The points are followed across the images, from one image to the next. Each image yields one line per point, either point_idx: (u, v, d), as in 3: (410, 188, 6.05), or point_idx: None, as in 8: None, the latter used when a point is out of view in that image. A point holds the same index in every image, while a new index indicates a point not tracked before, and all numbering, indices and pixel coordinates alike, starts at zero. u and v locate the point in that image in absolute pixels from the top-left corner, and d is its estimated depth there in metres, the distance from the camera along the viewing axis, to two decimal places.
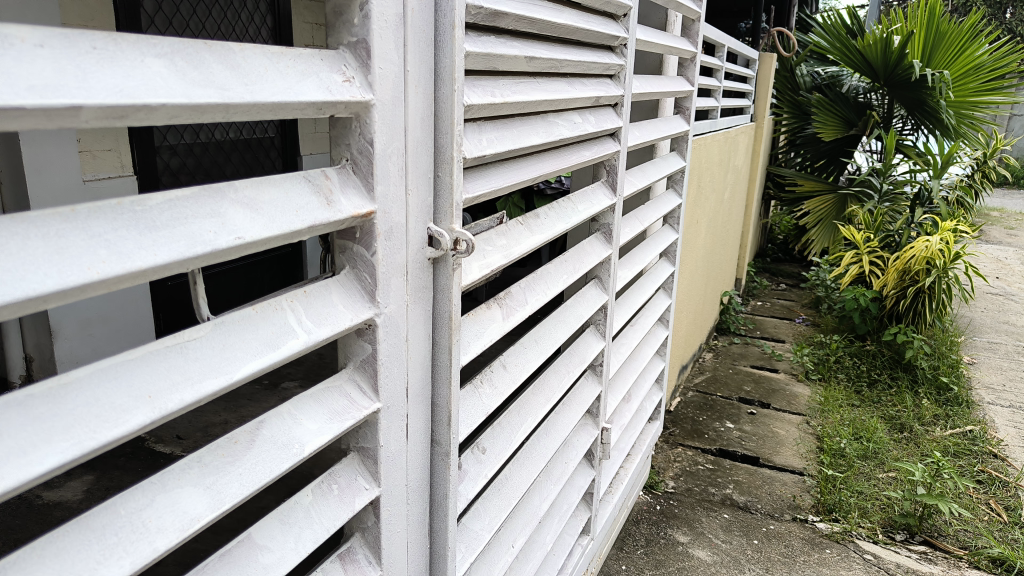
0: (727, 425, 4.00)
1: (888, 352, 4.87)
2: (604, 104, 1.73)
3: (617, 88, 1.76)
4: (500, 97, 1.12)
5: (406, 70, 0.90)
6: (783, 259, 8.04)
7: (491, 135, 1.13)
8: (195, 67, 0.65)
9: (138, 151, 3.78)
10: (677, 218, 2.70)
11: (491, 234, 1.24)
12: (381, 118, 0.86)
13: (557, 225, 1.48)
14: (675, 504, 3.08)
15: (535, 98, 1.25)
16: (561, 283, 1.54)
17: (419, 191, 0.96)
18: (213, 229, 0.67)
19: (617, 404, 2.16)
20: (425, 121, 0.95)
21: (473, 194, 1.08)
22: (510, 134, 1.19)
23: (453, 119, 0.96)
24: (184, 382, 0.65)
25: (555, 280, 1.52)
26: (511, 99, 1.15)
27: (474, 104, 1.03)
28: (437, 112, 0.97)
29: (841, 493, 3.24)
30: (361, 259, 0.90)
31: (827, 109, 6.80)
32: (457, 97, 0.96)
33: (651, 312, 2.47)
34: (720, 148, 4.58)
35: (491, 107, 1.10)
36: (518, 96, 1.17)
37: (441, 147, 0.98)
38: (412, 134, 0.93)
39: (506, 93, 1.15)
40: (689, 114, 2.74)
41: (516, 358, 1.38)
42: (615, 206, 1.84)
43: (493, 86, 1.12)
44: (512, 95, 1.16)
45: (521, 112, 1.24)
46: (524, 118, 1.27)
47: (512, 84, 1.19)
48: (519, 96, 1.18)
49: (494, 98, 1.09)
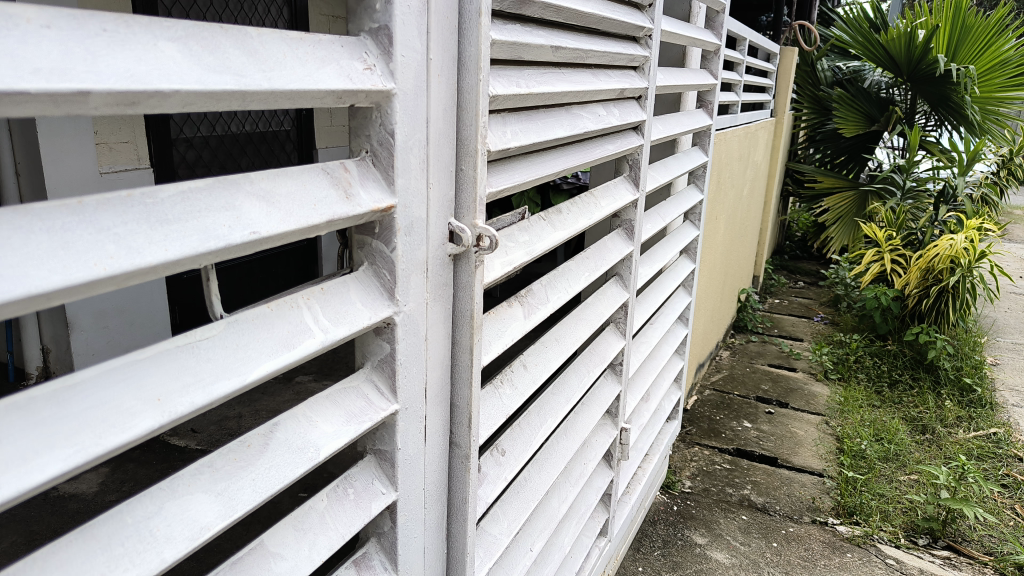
0: (745, 424, 3.94)
1: (910, 353, 4.79)
2: (627, 97, 1.68)
3: (642, 81, 1.71)
4: (526, 87, 1.08)
5: (429, 59, 0.86)
6: (802, 256, 7.95)
7: (516, 127, 1.09)
8: (210, 53, 0.61)
9: (154, 143, 3.76)
10: (698, 214, 2.65)
11: (513, 230, 1.21)
12: (403, 110, 0.83)
13: (579, 221, 1.44)
14: (692, 505, 3.04)
15: (561, 89, 1.21)
16: (582, 281, 1.51)
17: (440, 186, 0.92)
18: (227, 222, 0.64)
19: (636, 404, 2.12)
20: (448, 112, 0.92)
21: (496, 188, 1.05)
22: (534, 126, 1.15)
23: (477, 112, 0.93)
24: (195, 385, 0.62)
25: (577, 278, 1.49)
26: (538, 90, 1.11)
27: (499, 95, 0.99)
28: (461, 103, 0.94)
29: (863, 496, 3.20)
30: (380, 255, 0.86)
31: (848, 104, 6.70)
32: (482, 88, 0.92)
33: (671, 311, 2.43)
34: (740, 143, 4.51)
35: (517, 98, 1.06)
36: (543, 87, 1.13)
37: (464, 139, 0.94)
38: (434, 125, 0.89)
39: (533, 84, 1.11)
40: (712, 108, 2.68)
41: (536, 356, 1.35)
42: (638, 202, 1.79)
43: (519, 77, 1.08)
44: (538, 86, 1.12)
45: (547, 103, 1.20)
46: (549, 110, 1.23)
47: (538, 75, 1.15)
48: (545, 87, 1.14)
49: (519, 88, 1.05)
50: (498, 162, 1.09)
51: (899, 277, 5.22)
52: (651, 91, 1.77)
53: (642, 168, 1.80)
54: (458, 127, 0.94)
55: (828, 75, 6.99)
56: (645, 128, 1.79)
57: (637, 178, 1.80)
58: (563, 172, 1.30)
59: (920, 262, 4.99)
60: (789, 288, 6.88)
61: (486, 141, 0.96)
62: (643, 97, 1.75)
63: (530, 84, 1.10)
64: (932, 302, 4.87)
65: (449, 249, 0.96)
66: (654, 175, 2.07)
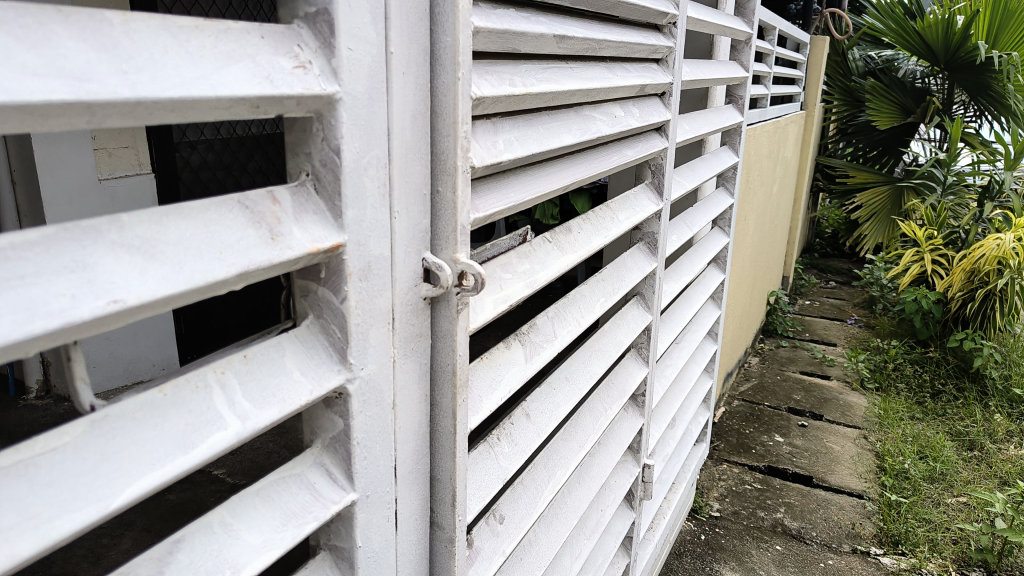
0: (777, 439, 3.70)
1: (954, 361, 4.52)
2: (649, 94, 1.48)
3: (666, 75, 1.50)
4: (524, 85, 0.88)
5: (391, 52, 0.67)
6: (832, 254, 7.64)
7: (513, 134, 0.90)
8: (35, 47, 0.41)
9: (155, 144, 3.49)
10: (728, 220, 2.43)
11: (512, 258, 1.01)
12: (353, 121, 0.63)
13: (593, 240, 1.24)
14: (721, 533, 2.82)
15: (570, 86, 1.02)
16: (601, 307, 1.31)
17: (410, 214, 0.73)
18: (72, 290, 0.44)
19: (660, 434, 1.92)
20: (419, 120, 0.72)
21: (486, 212, 0.85)
22: (536, 132, 0.96)
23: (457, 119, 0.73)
24: (24, 526, 0.43)
25: (593, 304, 1.29)
26: (540, 89, 0.91)
27: (486, 97, 0.79)
28: (437, 108, 0.74)
29: (907, 523, 2.98)
30: (328, 306, 0.67)
31: (882, 95, 6.40)
32: (461, 89, 0.73)
33: (699, 327, 2.22)
34: (771, 139, 4.26)
35: (514, 100, 0.86)
36: (545, 86, 0.93)
37: (441, 153, 0.75)
38: (398, 138, 0.69)
39: (533, 81, 0.91)
40: (743, 104, 2.46)
41: (541, 401, 1.16)
42: (662, 213, 1.59)
43: (516, 72, 0.89)
44: (540, 83, 0.92)
45: (551, 104, 1.00)
46: (555, 111, 1.04)
47: (541, 72, 0.95)
48: (549, 85, 0.95)
49: (513, 87, 0.85)
50: (491, 178, 0.89)
51: (940, 279, 4.95)
52: (676, 88, 1.56)
53: (666, 174, 1.59)
54: (434, 139, 0.75)
55: (859, 65, 6.72)
56: (672, 129, 1.58)
57: (661, 187, 1.60)
58: (574, 182, 1.11)
59: (964, 264, 4.72)
60: (819, 288, 6.60)
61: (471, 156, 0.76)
62: (667, 95, 1.54)
63: (531, 82, 0.91)
64: (977, 307, 4.60)
65: (424, 290, 0.77)
66: (679, 181, 1.86)
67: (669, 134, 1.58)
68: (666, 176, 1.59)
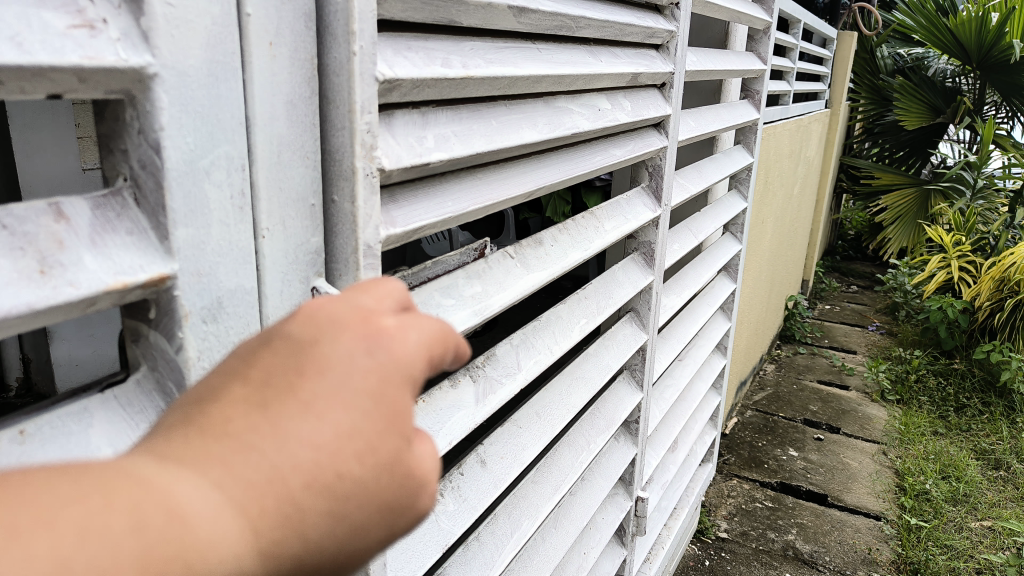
0: (791, 453, 3.48)
1: (980, 373, 4.26)
2: (646, 85, 1.29)
3: (665, 64, 1.31)
4: (464, 68, 0.71)
5: (246, 16, 0.51)
6: (856, 258, 7.37)
7: (451, 127, 0.73)
8: None
9: None
10: (740, 225, 2.23)
11: (459, 279, 0.83)
12: (188, 109, 0.48)
13: (570, 254, 1.05)
14: (727, 558, 2.63)
15: (535, 72, 0.84)
16: (581, 332, 1.13)
17: (288, 231, 0.58)
18: None
19: (658, 462, 1.73)
20: (300, 110, 0.57)
21: (411, 224, 0.67)
22: (487, 126, 0.79)
23: (353, 110, 0.58)
24: None
25: (572, 328, 1.10)
26: (488, 74, 0.74)
27: (405, 80, 0.62)
28: (330, 95, 0.59)
29: (927, 550, 2.74)
30: (162, 355, 0.51)
31: (911, 94, 6.12)
32: (356, 64, 0.57)
33: (706, 342, 2.03)
34: (792, 137, 4.04)
35: (450, 86, 0.69)
36: (495, 70, 0.76)
37: (337, 152, 0.60)
38: (262, 130, 0.54)
39: (480, 63, 0.74)
40: (760, 99, 2.26)
41: (502, 443, 0.98)
42: (660, 219, 1.40)
43: (454, 51, 0.71)
44: (490, 66, 0.75)
45: (509, 93, 0.83)
46: (517, 103, 0.86)
47: (493, 53, 0.78)
48: (503, 69, 0.77)
49: (446, 70, 0.68)
50: (421, 181, 0.72)
51: (968, 287, 4.70)
52: (678, 80, 1.37)
53: (665, 176, 1.40)
54: (327, 134, 0.60)
55: (887, 63, 6.43)
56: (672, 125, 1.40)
57: (659, 192, 1.41)
58: (542, 188, 0.93)
59: (993, 270, 4.46)
60: (841, 293, 6.33)
61: (378, 157, 0.60)
62: (667, 86, 1.36)
63: (476, 65, 0.74)
64: (1005, 317, 4.34)
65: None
66: (683, 184, 1.67)
67: (669, 131, 1.39)
68: (665, 179, 1.40)
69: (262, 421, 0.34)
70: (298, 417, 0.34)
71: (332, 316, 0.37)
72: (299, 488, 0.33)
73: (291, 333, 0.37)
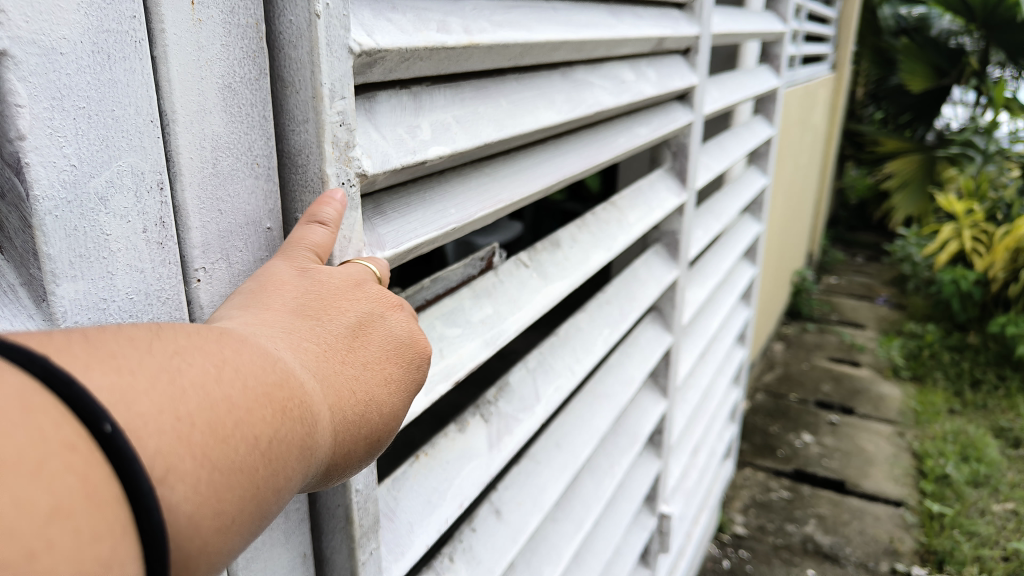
0: (804, 438, 3.36)
1: (995, 347, 4.17)
2: (669, 50, 1.12)
3: (691, 27, 1.14)
4: (465, 30, 0.55)
5: None
6: (860, 227, 7.23)
7: (451, 111, 0.57)
8: None
9: None
10: (760, 203, 2.08)
11: (465, 301, 0.67)
12: (68, 103, 0.35)
13: (592, 255, 0.89)
14: (747, 557, 2.51)
15: (553, 36, 0.68)
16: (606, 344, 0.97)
17: (231, 271, 0.47)
18: None
19: (681, 469, 1.59)
20: (248, 109, 0.45)
21: (405, 243, 0.53)
22: (496, 107, 0.62)
23: (319, 95, 0.44)
24: None
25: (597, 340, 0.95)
26: (497, 40, 0.58)
27: (387, 50, 0.47)
28: (289, 76, 0.45)
29: (953, 539, 2.62)
30: None
31: (914, 56, 5.91)
32: (316, 33, 0.43)
33: (726, 334, 1.89)
34: (797, 106, 3.86)
35: (449, 57, 0.54)
36: (504, 35, 0.59)
37: (298, 151, 0.47)
38: (187, 140, 0.42)
39: (487, 26, 0.58)
40: (780, 65, 2.09)
41: (519, 486, 0.84)
42: (686, 206, 1.24)
43: (451, 10, 0.56)
44: (499, 29, 0.59)
45: (520, 65, 0.67)
46: (530, 76, 0.70)
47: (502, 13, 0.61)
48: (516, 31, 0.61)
49: (439, 35, 0.52)
50: (415, 184, 0.57)
51: (981, 256, 4.60)
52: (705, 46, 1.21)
53: (689, 158, 1.24)
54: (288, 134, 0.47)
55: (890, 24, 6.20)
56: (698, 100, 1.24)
57: (685, 174, 1.24)
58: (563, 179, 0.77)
59: (1008, 241, 4.33)
60: (849, 265, 6.19)
61: (355, 159, 0.47)
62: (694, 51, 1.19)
63: (483, 28, 0.58)
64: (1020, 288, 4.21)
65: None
66: (706, 165, 1.52)
67: (694, 105, 1.22)
68: (690, 160, 1.24)
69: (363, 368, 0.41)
70: (378, 381, 0.41)
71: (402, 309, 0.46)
72: (369, 438, 0.41)
73: (381, 302, 0.45)
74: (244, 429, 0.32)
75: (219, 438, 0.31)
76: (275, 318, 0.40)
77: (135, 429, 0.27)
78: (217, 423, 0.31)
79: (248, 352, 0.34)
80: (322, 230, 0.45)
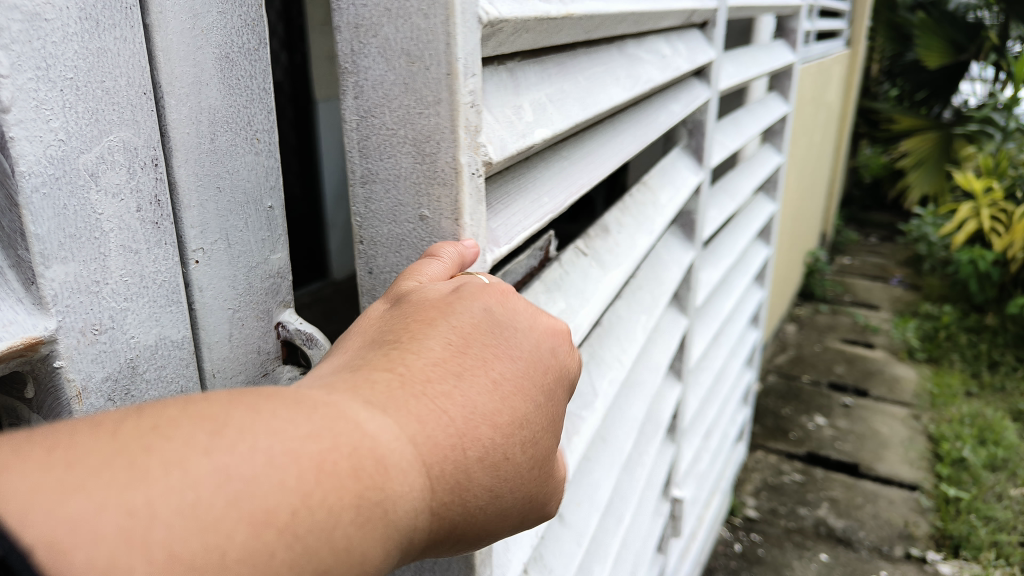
0: (817, 421, 3.33)
1: (1013, 329, 4.12)
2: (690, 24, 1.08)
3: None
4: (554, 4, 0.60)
5: None
6: (873, 207, 7.14)
7: (544, 91, 0.64)
8: None
9: None
10: (774, 182, 2.03)
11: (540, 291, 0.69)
12: (56, 74, 0.37)
13: (638, 241, 0.89)
14: (760, 541, 2.50)
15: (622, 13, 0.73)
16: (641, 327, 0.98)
17: (223, 260, 0.51)
18: None
19: (693, 454, 1.57)
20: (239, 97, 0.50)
21: (503, 228, 0.61)
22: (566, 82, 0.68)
23: (454, 71, 0.51)
24: None
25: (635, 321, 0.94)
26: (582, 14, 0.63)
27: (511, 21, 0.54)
28: (411, 49, 0.53)
29: (969, 524, 2.60)
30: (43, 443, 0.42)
31: (931, 31, 5.77)
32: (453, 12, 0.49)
33: (739, 316, 1.85)
34: (811, 84, 3.78)
35: (549, 27, 0.60)
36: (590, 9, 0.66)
37: (422, 131, 0.54)
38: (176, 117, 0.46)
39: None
40: (796, 39, 2.03)
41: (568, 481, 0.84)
42: (703, 184, 1.21)
43: None
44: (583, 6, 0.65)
45: (592, 37, 0.72)
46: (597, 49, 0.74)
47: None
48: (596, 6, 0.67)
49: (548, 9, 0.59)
50: (510, 175, 0.65)
51: (999, 236, 4.54)
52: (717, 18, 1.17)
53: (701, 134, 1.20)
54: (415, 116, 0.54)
55: None
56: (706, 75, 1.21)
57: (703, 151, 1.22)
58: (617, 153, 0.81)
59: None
60: (862, 246, 6.11)
61: (483, 147, 0.55)
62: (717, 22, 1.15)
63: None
64: None
65: (285, 375, 0.58)
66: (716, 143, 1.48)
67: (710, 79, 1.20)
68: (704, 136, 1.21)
69: (434, 391, 0.40)
70: (476, 390, 0.42)
71: (472, 322, 0.45)
72: (472, 459, 0.40)
73: (481, 302, 0.46)
74: (257, 495, 0.31)
75: (215, 515, 0.29)
76: (361, 356, 0.43)
77: (81, 530, 0.26)
78: (207, 503, 0.29)
79: (277, 409, 0.34)
80: (436, 262, 0.52)
